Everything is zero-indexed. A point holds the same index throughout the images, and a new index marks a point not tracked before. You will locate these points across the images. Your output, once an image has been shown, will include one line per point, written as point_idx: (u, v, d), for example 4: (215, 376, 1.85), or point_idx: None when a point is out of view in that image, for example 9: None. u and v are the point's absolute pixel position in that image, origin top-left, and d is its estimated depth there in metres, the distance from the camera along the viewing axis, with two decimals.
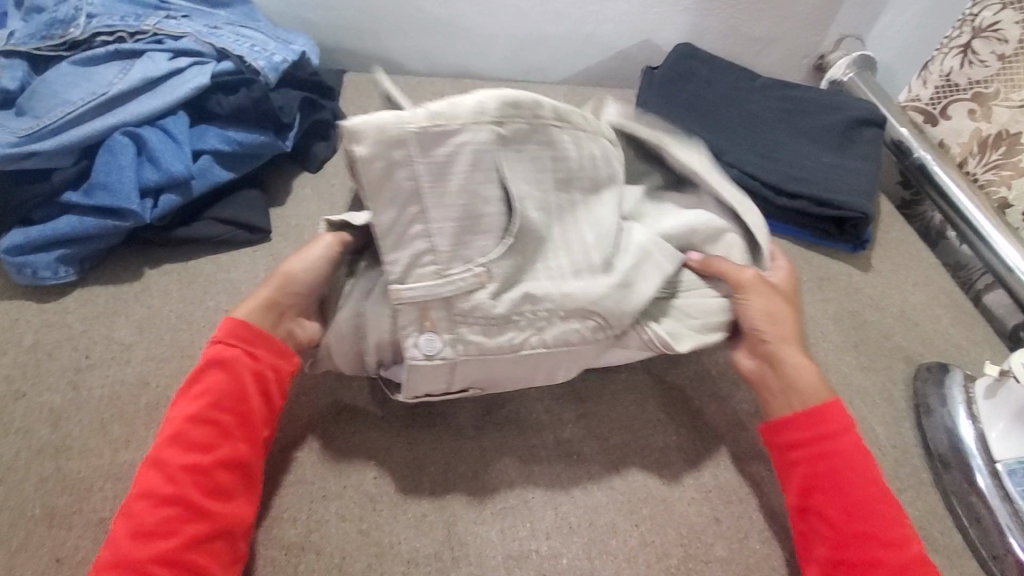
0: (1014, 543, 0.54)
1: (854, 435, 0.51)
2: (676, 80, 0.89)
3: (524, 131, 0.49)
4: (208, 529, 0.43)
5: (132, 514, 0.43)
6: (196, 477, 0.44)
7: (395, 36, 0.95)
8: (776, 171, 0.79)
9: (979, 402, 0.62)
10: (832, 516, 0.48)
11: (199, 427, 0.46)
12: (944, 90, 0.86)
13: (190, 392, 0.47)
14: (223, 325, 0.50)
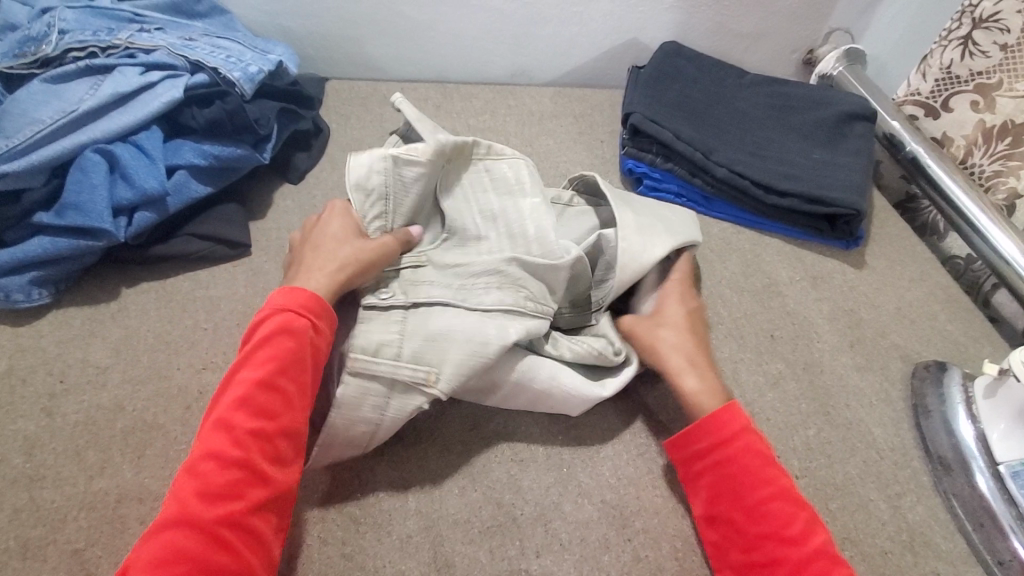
0: (1019, 547, 0.53)
1: (750, 437, 0.50)
2: (663, 78, 0.87)
3: (464, 166, 0.64)
4: (267, 494, 0.43)
5: (198, 475, 0.42)
6: (262, 443, 0.44)
7: (378, 42, 0.94)
8: (764, 169, 0.78)
9: (979, 402, 0.60)
10: (735, 520, 0.47)
11: (266, 393, 0.46)
12: (944, 82, 0.84)
13: (253, 359, 0.47)
14: (281, 295, 0.50)
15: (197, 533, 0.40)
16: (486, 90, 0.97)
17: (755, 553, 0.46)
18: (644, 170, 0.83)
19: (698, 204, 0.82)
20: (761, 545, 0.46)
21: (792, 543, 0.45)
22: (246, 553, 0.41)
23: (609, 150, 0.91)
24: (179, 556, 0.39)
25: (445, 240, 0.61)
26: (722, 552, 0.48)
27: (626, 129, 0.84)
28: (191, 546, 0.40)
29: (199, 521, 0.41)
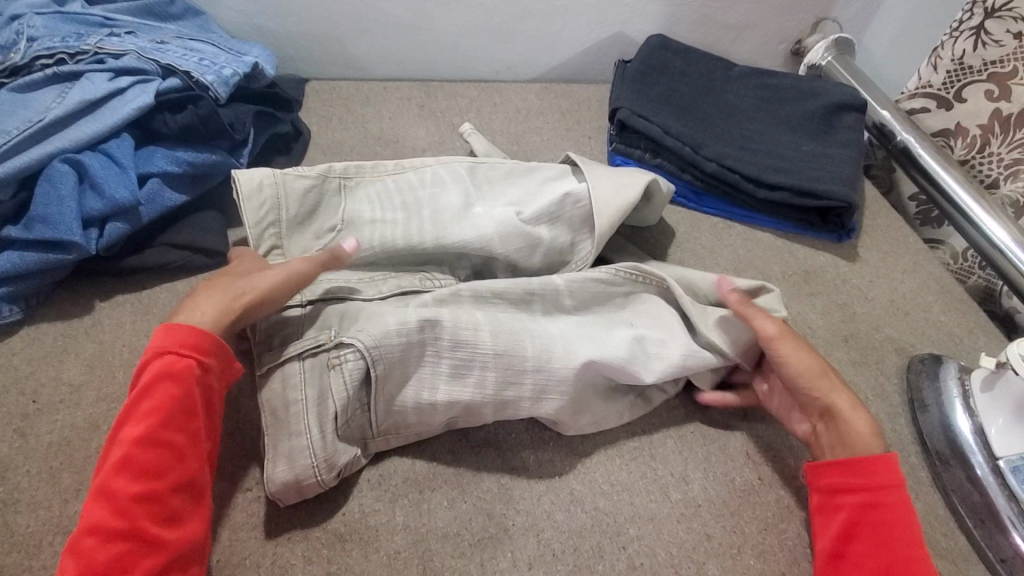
0: (1020, 543, 0.52)
1: (906, 493, 0.47)
2: (650, 73, 0.85)
3: (364, 178, 0.63)
4: (163, 558, 0.41)
5: (82, 551, 0.40)
6: (150, 505, 0.41)
7: (359, 41, 0.92)
8: (755, 163, 0.77)
9: (976, 396, 0.59)
10: (868, 568, 0.45)
11: (148, 450, 0.43)
12: (956, 73, 0.82)
13: (134, 414, 0.44)
14: (156, 339, 0.46)
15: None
16: (471, 87, 0.95)
17: None
18: (633, 166, 0.82)
19: (688, 199, 0.81)
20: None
21: None
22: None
23: (597, 146, 0.89)
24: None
25: (341, 235, 0.59)
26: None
27: (613, 124, 0.83)
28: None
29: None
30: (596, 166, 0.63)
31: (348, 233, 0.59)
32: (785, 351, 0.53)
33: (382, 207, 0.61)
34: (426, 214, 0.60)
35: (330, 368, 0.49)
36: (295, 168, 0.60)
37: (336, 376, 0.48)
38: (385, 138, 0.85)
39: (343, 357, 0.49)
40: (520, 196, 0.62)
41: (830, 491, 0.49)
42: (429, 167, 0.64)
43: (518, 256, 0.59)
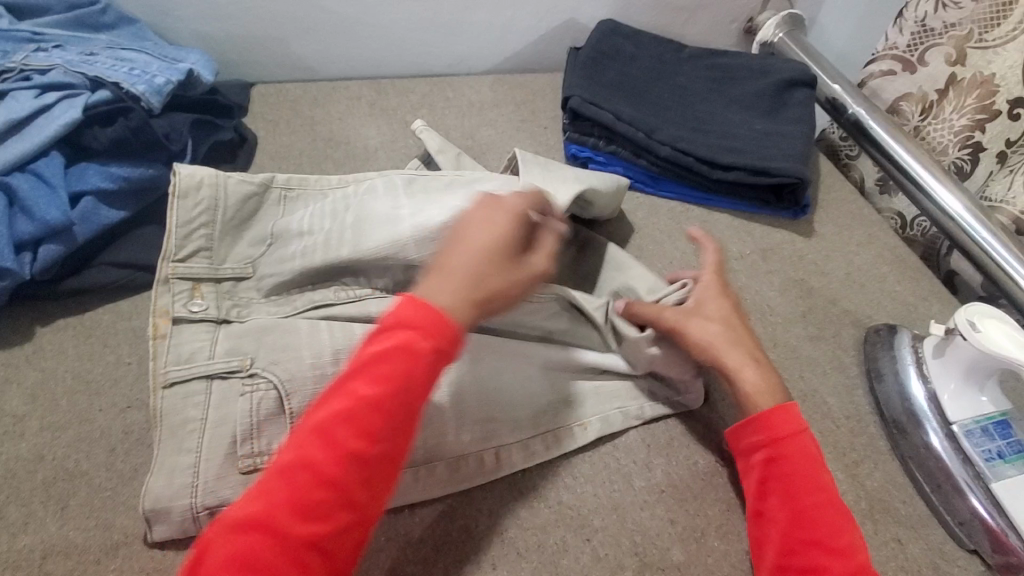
0: (977, 505, 0.53)
1: (806, 437, 0.49)
2: (600, 59, 0.85)
3: (304, 195, 0.69)
4: (353, 520, 0.39)
5: (291, 483, 0.38)
6: (361, 466, 0.39)
7: (303, 40, 0.89)
8: (708, 144, 0.77)
9: (928, 362, 0.60)
10: (780, 521, 0.46)
11: (375, 413, 0.40)
12: (921, 35, 0.81)
13: (368, 367, 0.41)
14: (425, 304, 0.42)
15: (280, 552, 0.36)
16: (423, 83, 0.93)
17: (794, 557, 0.45)
18: (588, 154, 0.82)
19: (646, 184, 0.81)
20: (804, 548, 0.45)
21: (836, 553, 0.44)
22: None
23: (553, 136, 0.88)
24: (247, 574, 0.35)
25: (271, 248, 0.64)
26: (762, 551, 0.47)
27: (566, 113, 0.82)
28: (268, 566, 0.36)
29: (280, 537, 0.37)
30: (532, 166, 0.66)
31: (277, 247, 0.64)
32: (691, 326, 0.54)
33: (309, 219, 0.65)
34: (349, 220, 0.64)
35: (241, 395, 0.52)
36: (238, 173, 0.65)
37: (244, 403, 0.52)
38: (335, 139, 0.83)
39: (256, 386, 0.52)
40: (446, 202, 0.64)
41: (742, 452, 0.50)
42: (369, 180, 0.69)
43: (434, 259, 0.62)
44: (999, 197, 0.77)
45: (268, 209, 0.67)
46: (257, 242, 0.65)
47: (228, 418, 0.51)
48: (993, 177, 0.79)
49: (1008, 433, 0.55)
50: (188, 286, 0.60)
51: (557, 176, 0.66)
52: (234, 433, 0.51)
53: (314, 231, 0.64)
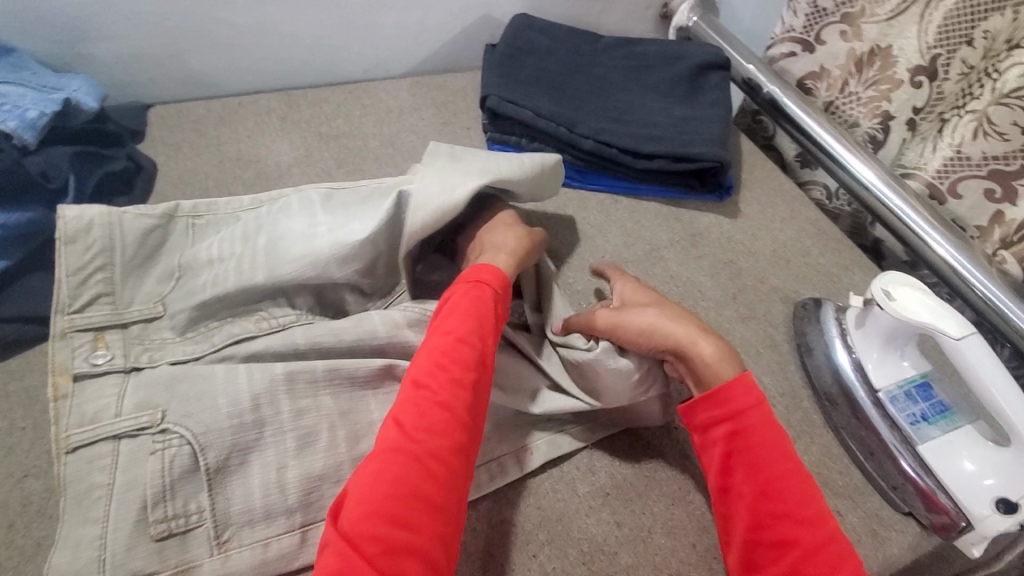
0: (907, 470, 0.54)
1: (765, 409, 0.49)
2: (517, 55, 0.83)
3: (217, 222, 0.65)
4: (462, 434, 0.46)
5: (408, 413, 0.46)
6: (464, 389, 0.48)
7: (203, 55, 0.83)
8: (631, 133, 0.77)
9: (852, 333, 0.61)
10: (746, 494, 0.46)
11: (464, 346, 0.49)
12: (814, 17, 0.83)
13: (453, 317, 0.52)
14: (481, 265, 0.56)
15: (411, 461, 0.44)
16: (337, 91, 0.89)
17: (763, 531, 0.45)
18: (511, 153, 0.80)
19: (573, 179, 0.80)
20: (772, 521, 0.45)
21: (807, 523, 0.44)
22: (452, 485, 0.44)
23: (476, 136, 0.86)
24: (391, 480, 0.43)
25: (179, 283, 0.59)
26: (731, 525, 0.47)
27: (485, 113, 0.80)
28: (405, 471, 0.43)
29: (409, 450, 0.44)
30: (433, 165, 0.64)
31: (186, 279, 0.59)
32: (629, 316, 0.55)
33: (219, 246, 0.60)
34: (261, 242, 0.60)
35: (151, 454, 0.47)
36: (135, 209, 0.60)
37: (155, 462, 0.47)
38: (245, 158, 0.79)
39: (167, 443, 0.48)
40: (365, 218, 0.61)
41: (700, 427, 0.50)
42: (286, 198, 0.65)
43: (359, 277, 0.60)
44: (913, 164, 0.78)
45: (175, 241, 0.62)
46: (165, 278, 0.60)
47: (138, 480, 0.47)
48: (907, 144, 0.79)
49: (930, 395, 0.57)
50: (91, 337, 0.54)
51: (458, 169, 0.64)
52: (144, 497, 0.46)
53: (225, 258, 0.60)
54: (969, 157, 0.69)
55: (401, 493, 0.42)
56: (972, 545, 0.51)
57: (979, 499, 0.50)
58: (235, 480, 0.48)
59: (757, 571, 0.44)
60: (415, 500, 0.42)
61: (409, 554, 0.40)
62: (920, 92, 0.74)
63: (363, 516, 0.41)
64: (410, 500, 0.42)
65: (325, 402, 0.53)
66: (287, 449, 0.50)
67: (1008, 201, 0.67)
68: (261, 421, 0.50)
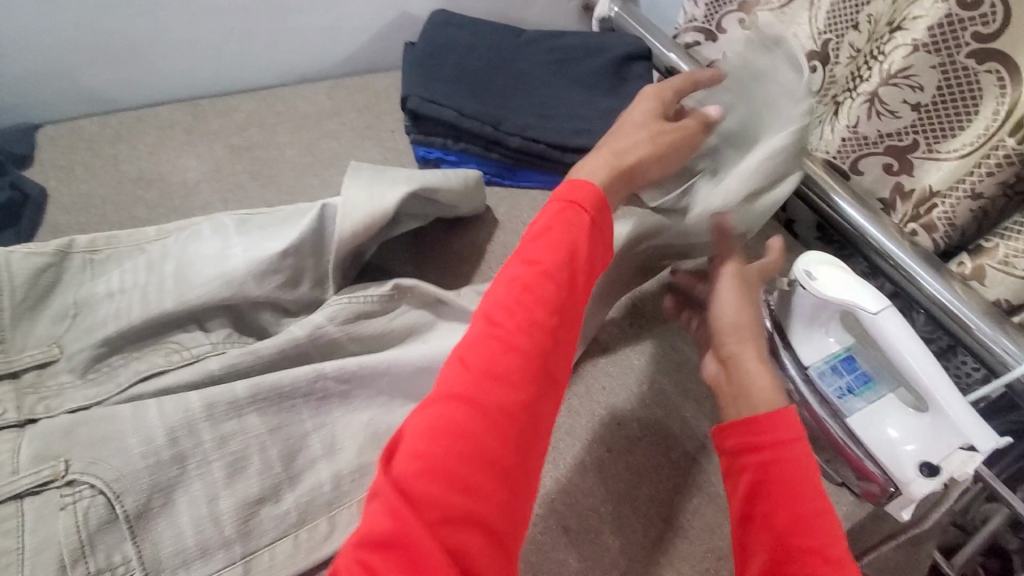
0: (837, 442, 0.56)
1: (806, 443, 0.46)
2: (438, 53, 0.80)
3: (123, 251, 0.60)
4: (536, 391, 0.43)
5: (481, 356, 0.43)
6: (542, 337, 0.44)
7: (94, 68, 0.76)
8: (558, 128, 0.76)
9: (779, 313, 0.62)
10: (773, 525, 0.43)
11: (544, 290, 0.46)
12: (712, 6, 0.86)
13: (536, 255, 0.49)
14: (577, 190, 0.53)
15: (477, 413, 0.40)
16: (250, 99, 0.84)
17: (786, 566, 0.41)
18: (437, 154, 0.78)
19: (503, 176, 0.79)
20: (798, 555, 0.41)
21: (834, 562, 0.41)
22: (521, 442, 0.41)
23: (401, 139, 0.83)
24: (449, 430, 0.39)
25: (76, 321, 0.54)
26: (748, 557, 0.44)
27: (408, 114, 0.78)
28: (469, 422, 0.40)
29: (478, 400, 0.41)
30: (362, 171, 0.61)
31: (84, 316, 0.54)
32: (721, 289, 0.57)
33: (120, 277, 0.55)
34: (168, 270, 0.55)
35: (62, 508, 0.43)
36: (23, 246, 0.54)
37: (67, 517, 0.42)
38: (147, 178, 0.73)
39: (76, 495, 0.43)
40: (280, 234, 0.57)
41: (733, 453, 0.48)
42: (199, 222, 0.60)
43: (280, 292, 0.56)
44: (812, 146, 0.79)
45: (72, 278, 0.56)
46: (60, 318, 0.54)
47: (52, 539, 0.42)
48: None
49: (853, 367, 0.59)
50: None
51: (388, 175, 0.62)
52: (64, 555, 0.41)
53: (126, 289, 0.54)
54: (865, 136, 0.72)
55: (465, 446, 0.39)
56: (901, 507, 0.53)
57: (903, 464, 0.53)
58: (161, 523, 0.44)
59: None
60: (478, 456, 0.39)
61: (468, 520, 0.37)
62: (816, 76, 0.79)
63: (421, 469, 0.38)
64: (474, 457, 0.39)
65: (250, 423, 0.49)
66: (216, 479, 0.46)
67: (905, 173, 0.71)
68: (182, 455, 0.46)
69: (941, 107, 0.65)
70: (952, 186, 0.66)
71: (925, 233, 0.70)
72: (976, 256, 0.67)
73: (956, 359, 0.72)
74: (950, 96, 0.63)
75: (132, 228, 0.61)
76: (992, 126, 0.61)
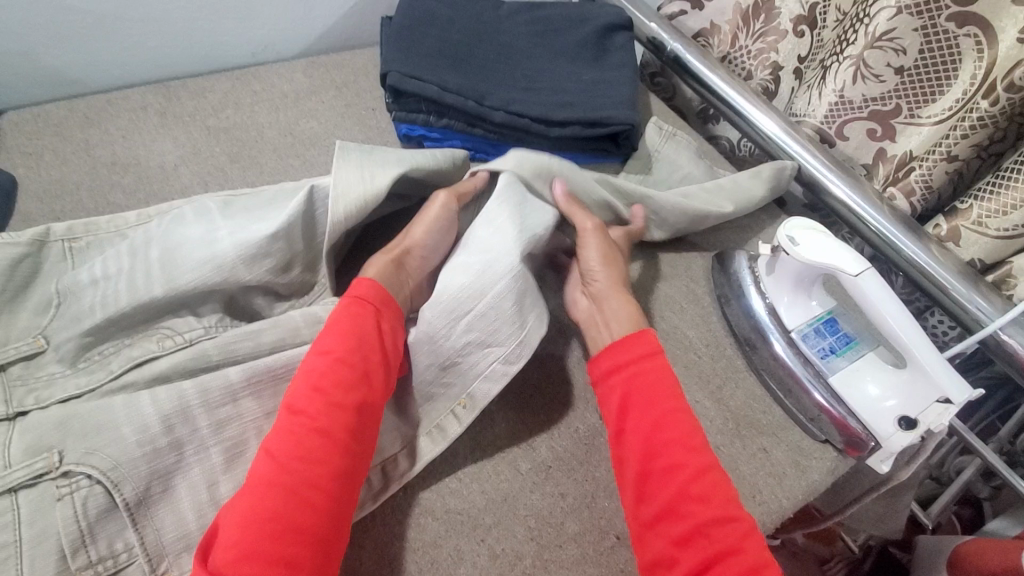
0: (819, 399, 0.58)
1: (662, 357, 0.53)
2: (415, 26, 0.78)
3: (103, 240, 0.58)
4: (344, 459, 0.44)
5: (284, 441, 0.43)
6: (343, 411, 0.45)
7: (55, 50, 0.73)
8: (541, 102, 0.75)
9: (764, 280, 0.64)
10: (642, 432, 0.49)
11: (342, 366, 0.47)
12: None
13: (327, 333, 0.49)
14: (356, 282, 0.53)
15: (283, 493, 0.41)
16: (224, 78, 0.81)
17: (657, 460, 0.48)
18: (420, 132, 0.77)
19: (488, 153, 0.79)
20: (664, 448, 0.48)
21: (691, 450, 0.47)
22: (327, 516, 0.42)
23: (382, 117, 0.82)
24: (257, 519, 0.40)
25: (58, 313, 0.52)
26: (624, 466, 0.49)
27: (388, 91, 0.76)
28: (277, 504, 0.41)
29: (283, 482, 0.42)
30: (353, 151, 0.60)
31: (66, 306, 0.53)
32: (585, 245, 0.59)
33: (102, 264, 0.54)
34: (153, 255, 0.54)
35: (58, 500, 0.42)
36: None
37: (65, 508, 0.42)
38: (122, 162, 0.72)
39: (75, 485, 0.43)
40: (268, 216, 0.57)
41: (604, 375, 0.53)
42: (180, 208, 0.59)
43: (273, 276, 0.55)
44: (802, 112, 0.80)
45: (50, 269, 0.56)
46: (41, 309, 0.53)
47: (50, 531, 0.42)
48: (795, 93, 0.82)
49: (836, 329, 0.61)
50: None
51: (377, 156, 0.60)
52: (62, 545, 0.41)
53: (108, 276, 0.53)
54: (850, 100, 0.72)
55: (273, 527, 0.40)
56: (881, 460, 0.55)
57: (884, 418, 0.55)
58: (163, 508, 0.45)
59: (648, 497, 0.47)
60: (289, 534, 0.40)
61: None
62: (803, 42, 0.79)
63: (234, 560, 0.38)
64: (285, 535, 0.40)
65: (246, 408, 0.49)
66: (215, 463, 0.47)
67: (888, 139, 0.72)
68: (179, 442, 0.46)
69: (922, 71, 0.66)
70: (929, 149, 0.68)
71: (903, 197, 0.71)
72: (950, 218, 0.68)
73: (932, 319, 0.75)
74: (930, 61, 0.64)
75: (110, 215, 0.60)
76: (969, 90, 0.62)
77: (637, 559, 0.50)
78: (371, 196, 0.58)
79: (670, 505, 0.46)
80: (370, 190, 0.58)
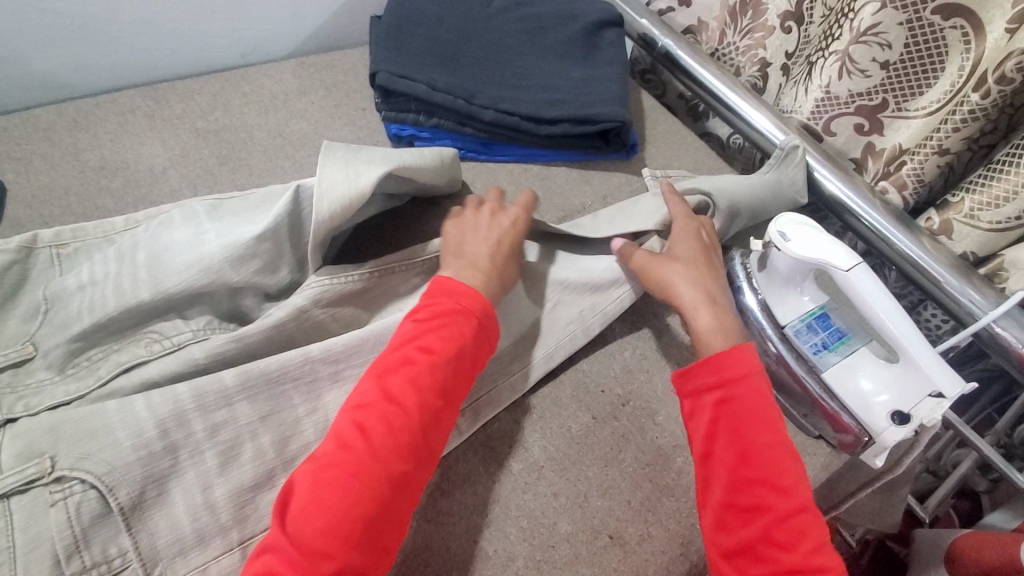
0: (814, 394, 0.58)
1: (755, 379, 0.52)
2: (403, 26, 0.78)
3: (92, 244, 0.58)
4: (426, 458, 0.46)
5: (378, 428, 0.45)
6: (434, 413, 0.47)
7: (42, 53, 0.72)
8: (531, 99, 0.75)
9: (756, 276, 0.64)
10: (727, 459, 0.49)
11: (439, 371, 0.48)
12: None
13: (428, 332, 0.50)
14: (452, 282, 0.53)
15: (374, 480, 0.43)
16: (213, 80, 0.81)
17: (741, 496, 0.48)
18: (411, 132, 0.77)
19: (479, 152, 0.79)
20: (748, 486, 0.48)
21: (779, 492, 0.47)
22: (401, 510, 0.44)
23: (373, 117, 0.82)
24: (348, 497, 0.42)
25: (48, 318, 0.52)
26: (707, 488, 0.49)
27: (377, 91, 0.75)
28: (364, 490, 0.43)
29: (373, 469, 0.43)
30: (338, 151, 0.60)
31: (55, 311, 0.52)
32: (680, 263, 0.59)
33: (90, 269, 0.54)
34: (140, 258, 0.54)
35: (51, 506, 0.42)
36: None
37: (57, 513, 0.42)
38: (111, 166, 0.71)
39: (68, 490, 0.42)
40: (254, 218, 0.56)
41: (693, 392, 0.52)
42: (168, 211, 0.59)
43: (261, 278, 0.55)
44: (790, 109, 0.80)
45: (39, 275, 0.55)
46: (31, 315, 0.53)
47: (43, 537, 0.41)
48: (782, 90, 0.81)
49: (829, 325, 0.60)
50: None
51: (362, 155, 0.60)
52: (55, 551, 0.41)
53: (97, 281, 0.53)
54: (837, 96, 0.72)
55: (361, 511, 0.42)
56: (875, 456, 0.55)
57: (877, 415, 0.55)
58: (156, 512, 0.45)
59: (726, 532, 0.47)
60: (372, 521, 0.42)
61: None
62: (790, 38, 0.78)
63: (321, 532, 0.41)
64: (368, 521, 0.42)
65: (241, 411, 0.49)
66: (209, 467, 0.47)
67: (875, 133, 0.72)
68: (173, 446, 0.46)
69: (908, 66, 0.65)
70: (920, 142, 0.67)
71: (896, 191, 0.71)
72: (942, 211, 0.68)
73: (926, 313, 0.75)
74: (917, 54, 0.64)
75: (98, 220, 0.60)
76: (958, 81, 0.62)
77: (632, 557, 0.50)
78: (357, 193, 0.57)
79: (752, 544, 0.46)
80: (354, 188, 0.57)
